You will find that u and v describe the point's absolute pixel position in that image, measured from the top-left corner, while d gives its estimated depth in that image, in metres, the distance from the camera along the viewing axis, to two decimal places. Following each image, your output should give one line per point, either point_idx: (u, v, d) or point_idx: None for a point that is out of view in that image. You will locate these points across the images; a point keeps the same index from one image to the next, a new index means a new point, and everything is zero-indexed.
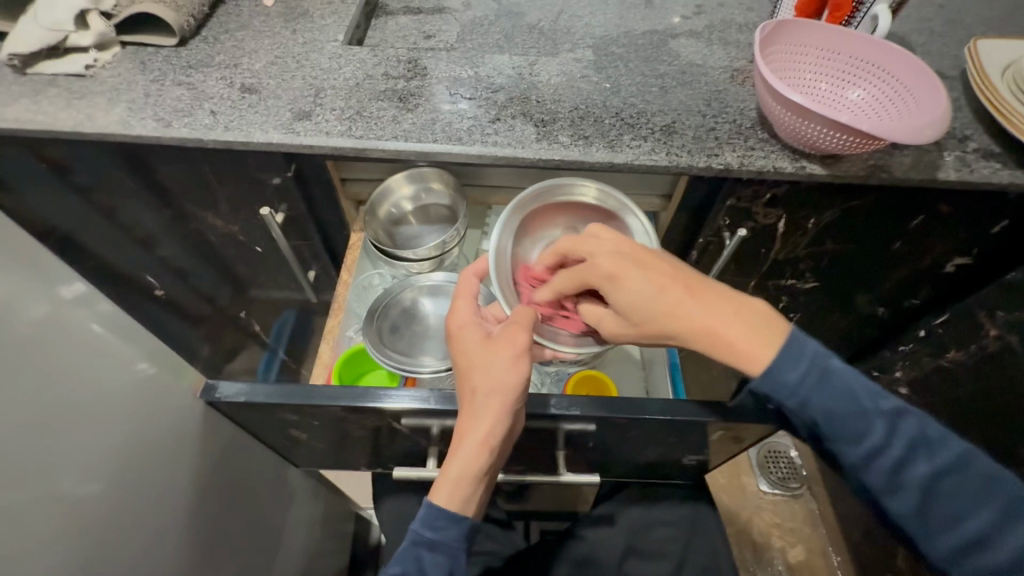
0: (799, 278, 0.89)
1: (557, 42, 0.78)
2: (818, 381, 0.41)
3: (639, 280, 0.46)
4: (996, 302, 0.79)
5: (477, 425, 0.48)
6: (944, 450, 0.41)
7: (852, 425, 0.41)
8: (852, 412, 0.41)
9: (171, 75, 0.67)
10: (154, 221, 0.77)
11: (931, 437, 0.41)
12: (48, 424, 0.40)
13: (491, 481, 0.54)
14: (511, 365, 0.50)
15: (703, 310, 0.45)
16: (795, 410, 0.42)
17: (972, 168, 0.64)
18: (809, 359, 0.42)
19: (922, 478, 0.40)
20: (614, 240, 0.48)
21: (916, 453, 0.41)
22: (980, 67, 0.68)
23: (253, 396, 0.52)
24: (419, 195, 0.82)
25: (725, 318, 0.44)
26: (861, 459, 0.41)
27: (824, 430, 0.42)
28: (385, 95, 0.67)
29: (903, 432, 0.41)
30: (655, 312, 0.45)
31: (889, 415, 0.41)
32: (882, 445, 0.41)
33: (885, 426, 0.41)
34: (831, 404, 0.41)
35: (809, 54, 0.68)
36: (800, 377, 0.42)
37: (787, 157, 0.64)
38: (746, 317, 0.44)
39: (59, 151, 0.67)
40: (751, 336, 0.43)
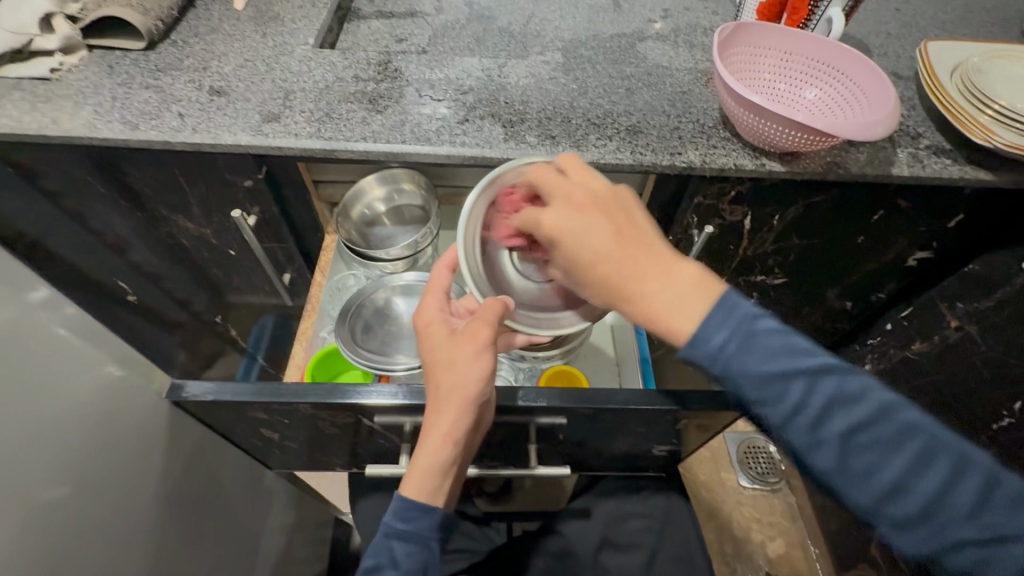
0: (769, 274, 0.91)
1: (527, 45, 0.80)
2: (739, 343, 0.42)
3: (577, 240, 0.46)
4: (955, 294, 0.83)
5: (441, 420, 0.49)
6: (864, 404, 0.40)
7: (770, 387, 0.41)
8: (769, 374, 0.41)
9: (138, 79, 0.67)
10: (124, 224, 0.76)
11: (849, 393, 0.40)
12: (8, 429, 0.39)
13: (461, 472, 0.54)
14: (473, 359, 0.50)
15: (641, 272, 0.45)
16: (719, 377, 0.42)
17: (924, 164, 0.66)
18: (733, 322, 0.42)
19: (839, 434, 0.39)
20: (565, 198, 0.48)
21: (834, 409, 0.40)
22: (929, 67, 0.70)
23: (220, 395, 0.52)
24: (392, 196, 0.82)
25: (652, 285, 0.44)
26: (784, 419, 0.41)
27: (747, 394, 0.42)
28: (354, 97, 0.68)
29: (823, 388, 0.40)
30: (593, 273, 0.46)
31: (809, 374, 0.40)
32: (802, 404, 0.40)
33: (804, 385, 0.40)
34: (752, 366, 0.41)
35: (767, 56, 0.70)
36: (727, 340, 0.42)
37: (748, 155, 0.65)
38: (679, 287, 0.44)
39: (24, 155, 0.67)
40: (683, 297, 0.44)
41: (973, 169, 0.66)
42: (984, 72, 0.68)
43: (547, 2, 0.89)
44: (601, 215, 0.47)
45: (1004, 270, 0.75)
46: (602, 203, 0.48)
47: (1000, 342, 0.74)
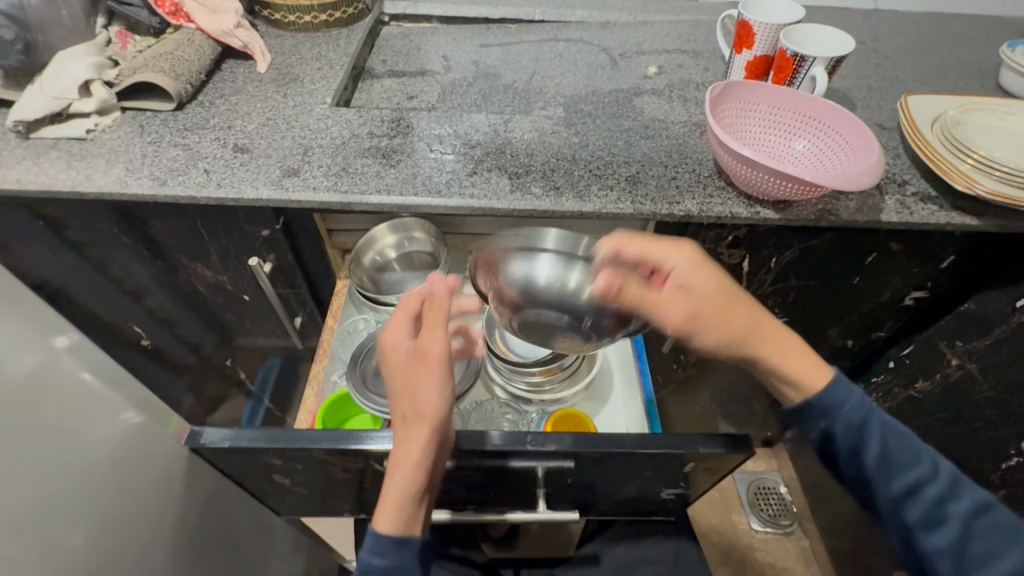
0: (769, 314, 0.92)
1: (531, 101, 0.85)
2: (873, 419, 0.52)
3: (752, 304, 0.54)
4: (954, 332, 0.84)
5: (405, 451, 0.50)
6: (978, 496, 0.50)
7: (899, 460, 0.51)
8: (906, 451, 0.51)
9: (168, 137, 0.71)
10: (144, 273, 0.79)
11: (965, 485, 0.50)
12: (36, 478, 0.41)
13: (433, 497, 0.55)
14: (438, 384, 0.52)
15: (774, 338, 0.54)
16: (846, 441, 0.52)
17: (912, 211, 0.69)
18: (861, 399, 0.52)
19: (956, 514, 0.49)
20: (686, 255, 0.52)
21: (952, 496, 0.49)
22: (910, 118, 0.75)
23: (238, 441, 0.53)
24: (402, 243, 0.86)
25: (788, 346, 0.54)
26: (903, 491, 0.50)
27: (874, 464, 0.52)
28: (369, 152, 0.72)
29: (942, 473, 0.50)
30: (749, 325, 0.53)
31: (929, 460, 0.51)
32: (923, 481, 0.50)
33: (928, 468, 0.50)
34: (884, 442, 0.51)
35: (756, 110, 0.74)
36: (856, 403, 0.52)
37: (742, 203, 0.69)
38: (795, 347, 0.54)
39: (55, 209, 0.71)
40: (810, 365, 0.54)
41: (959, 215, 0.69)
42: (962, 123, 0.73)
43: (548, 60, 0.96)
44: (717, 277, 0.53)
45: (999, 309, 0.77)
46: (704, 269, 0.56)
47: (1003, 381, 0.76)
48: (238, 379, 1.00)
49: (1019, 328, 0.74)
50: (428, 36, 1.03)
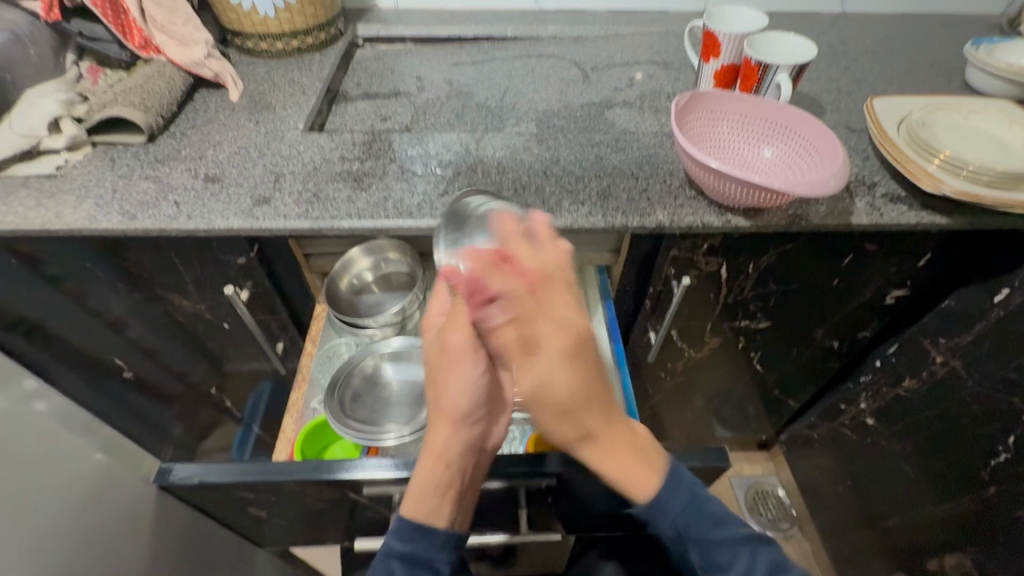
0: (752, 319, 0.91)
1: (504, 118, 0.86)
2: (619, 443, 0.48)
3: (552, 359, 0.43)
4: (936, 329, 0.85)
5: (432, 437, 0.53)
6: (717, 503, 0.50)
7: (653, 483, 0.48)
8: (659, 470, 0.49)
9: (138, 170, 0.71)
10: (121, 305, 0.79)
11: (695, 487, 0.50)
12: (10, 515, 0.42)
13: (469, 498, 0.54)
14: (463, 377, 0.52)
15: (610, 454, 0.47)
16: (607, 474, 0.48)
17: (882, 212, 0.70)
18: (621, 425, 0.49)
19: (700, 525, 0.48)
20: (559, 329, 0.43)
21: (690, 504, 0.49)
22: (877, 121, 0.76)
23: (208, 476, 0.53)
24: (378, 265, 0.86)
25: (615, 461, 0.47)
26: (658, 513, 0.48)
27: (638, 490, 0.48)
28: (341, 176, 0.72)
29: (760, 556, 0.49)
30: (568, 393, 0.44)
31: (673, 472, 0.50)
32: (674, 501, 0.48)
33: (671, 483, 0.49)
34: (642, 465, 0.48)
35: (724, 118, 0.75)
36: (681, 506, 0.48)
37: (713, 212, 0.69)
38: (636, 458, 0.48)
39: (31, 245, 0.69)
40: (645, 470, 0.48)
41: (929, 214, 0.69)
42: (927, 124, 0.74)
43: (521, 77, 0.96)
44: (591, 352, 0.45)
45: (979, 305, 0.77)
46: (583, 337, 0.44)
47: (986, 377, 0.76)
48: (224, 407, 0.99)
49: (1001, 323, 0.74)
50: (402, 57, 1.03)
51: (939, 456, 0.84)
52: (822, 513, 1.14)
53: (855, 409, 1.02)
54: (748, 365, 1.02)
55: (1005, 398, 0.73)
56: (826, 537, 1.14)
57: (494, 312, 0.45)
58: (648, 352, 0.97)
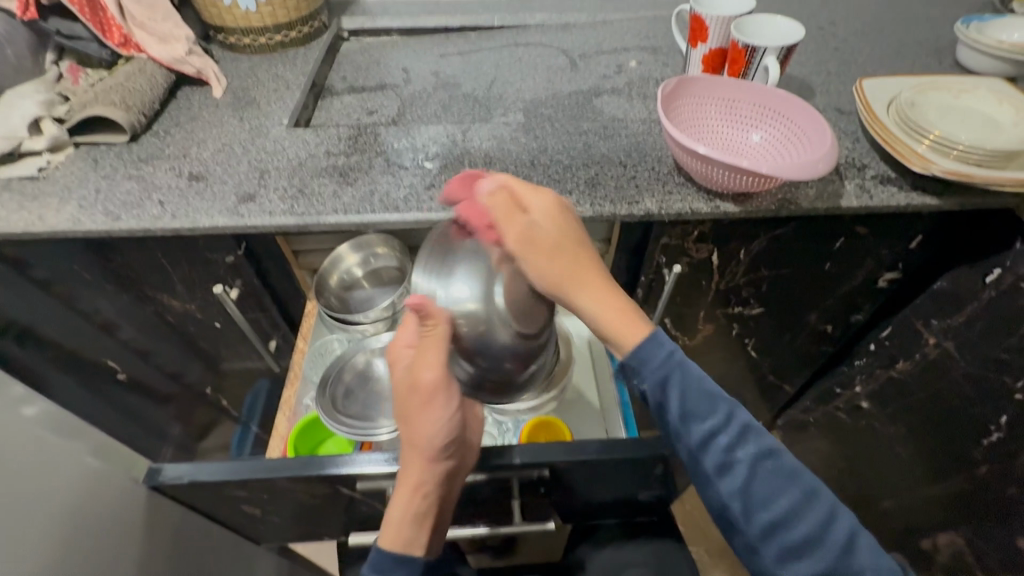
0: (745, 305, 0.91)
1: (491, 108, 0.85)
2: (670, 364, 0.48)
3: (537, 202, 0.52)
4: (928, 310, 0.84)
5: (408, 472, 0.53)
6: (768, 439, 0.47)
7: (696, 407, 0.47)
8: (703, 395, 0.48)
9: (122, 170, 0.71)
10: (111, 307, 0.78)
11: (756, 427, 0.47)
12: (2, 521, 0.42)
13: (441, 524, 0.56)
14: (438, 414, 0.52)
15: (596, 294, 0.51)
16: (653, 386, 0.48)
17: (871, 194, 0.69)
18: (665, 346, 0.49)
19: (747, 457, 0.46)
20: (548, 201, 0.52)
21: (744, 439, 0.47)
22: (866, 103, 0.76)
23: (198, 476, 0.53)
24: (368, 260, 0.86)
25: (603, 298, 0.51)
26: (700, 438, 0.47)
27: (680, 408, 0.48)
28: (326, 171, 0.72)
29: (736, 421, 0.47)
30: (550, 231, 0.51)
31: (726, 409, 0.48)
32: (718, 427, 0.47)
33: (721, 413, 0.47)
34: (690, 382, 0.48)
35: (712, 103, 0.74)
36: (663, 358, 0.49)
37: (702, 199, 0.69)
38: (617, 303, 0.51)
39: (18, 249, 0.69)
40: (619, 315, 0.50)
41: (918, 195, 0.69)
42: (916, 104, 0.73)
43: (508, 67, 0.95)
44: (574, 217, 0.54)
45: (969, 285, 0.77)
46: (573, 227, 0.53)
47: (978, 357, 0.76)
48: (221, 406, 0.99)
49: (991, 304, 0.74)
50: (388, 49, 1.02)
51: (933, 437, 0.84)
52: None
53: (850, 392, 1.02)
54: (743, 352, 1.02)
55: (997, 378, 0.73)
56: None
57: (487, 182, 0.53)
58: None
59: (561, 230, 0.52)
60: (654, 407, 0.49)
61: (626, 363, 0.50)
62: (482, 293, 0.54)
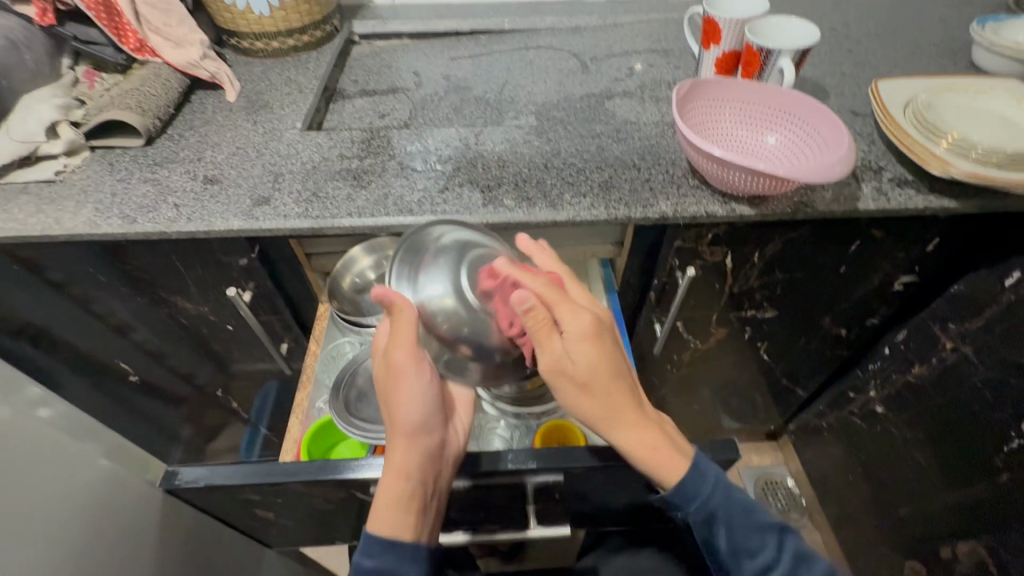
0: (758, 309, 0.91)
1: (503, 111, 0.85)
2: (721, 489, 0.50)
3: (584, 351, 0.48)
4: (945, 314, 0.83)
5: (391, 454, 0.52)
6: (819, 569, 0.51)
7: (747, 543, 0.51)
8: (752, 525, 0.51)
9: (137, 173, 0.71)
10: (126, 309, 0.79)
11: (807, 553, 0.52)
12: (15, 527, 0.41)
13: (434, 505, 0.54)
14: (412, 390, 0.52)
15: (631, 437, 0.50)
16: (698, 513, 0.50)
17: (889, 197, 0.68)
18: (712, 481, 0.50)
19: None
20: (585, 323, 0.48)
21: (798, 571, 0.51)
22: (882, 105, 0.75)
23: (214, 479, 0.53)
24: (380, 263, 0.85)
25: (640, 448, 0.50)
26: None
27: (730, 567, 0.51)
28: (340, 175, 0.72)
29: (786, 551, 0.51)
30: (597, 380, 0.49)
31: (776, 533, 0.52)
32: (770, 564, 0.50)
33: (774, 545, 0.51)
34: (738, 547, 0.51)
35: (727, 106, 0.74)
36: (709, 492, 0.50)
37: (717, 201, 0.68)
38: (657, 450, 0.50)
39: (33, 252, 0.69)
40: (659, 457, 0.50)
41: (936, 198, 0.68)
42: (934, 106, 0.73)
43: (519, 69, 0.95)
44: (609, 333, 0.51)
45: (988, 289, 0.76)
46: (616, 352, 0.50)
47: (997, 362, 0.75)
48: (232, 408, 1.00)
49: (1010, 307, 0.73)
50: (399, 53, 1.02)
51: (951, 443, 0.83)
52: (833, 501, 1.14)
53: (864, 396, 1.01)
54: (755, 356, 1.01)
55: (1017, 383, 0.71)
56: (837, 525, 1.14)
57: (524, 295, 0.48)
58: (654, 344, 0.96)
59: (593, 366, 0.48)
60: (704, 541, 0.52)
61: (667, 496, 0.51)
62: (453, 287, 0.53)
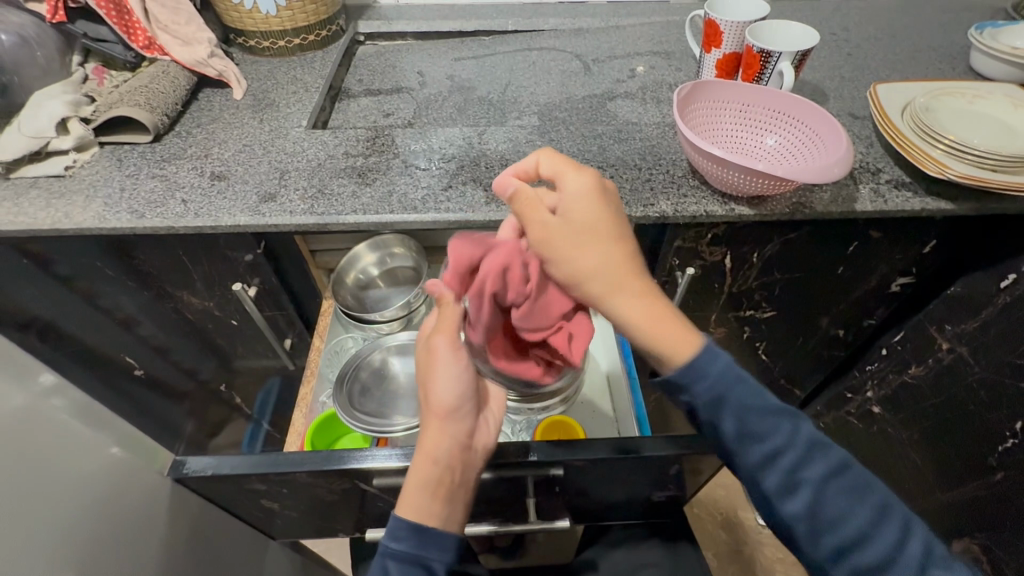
0: (757, 308, 0.91)
1: (506, 111, 0.86)
2: (728, 381, 0.46)
3: (573, 192, 0.51)
4: (942, 316, 0.84)
5: (423, 437, 0.53)
6: (835, 457, 0.47)
7: (758, 425, 0.46)
8: (765, 409, 0.46)
9: (145, 169, 0.72)
10: (132, 303, 0.80)
11: (822, 441, 0.47)
12: (29, 511, 0.42)
13: (461, 499, 0.52)
14: (449, 371, 0.54)
15: (630, 303, 0.49)
16: (706, 401, 0.47)
17: (886, 198, 0.69)
18: (720, 364, 0.47)
19: (812, 479, 0.45)
20: (582, 180, 0.51)
21: (815, 455, 0.46)
22: (881, 107, 0.76)
23: (221, 469, 0.54)
24: (384, 260, 0.88)
25: (642, 314, 0.49)
26: (762, 461, 0.46)
27: (737, 441, 0.47)
28: (345, 172, 0.73)
29: (803, 435, 0.46)
30: (584, 232, 0.50)
31: (793, 422, 0.47)
32: (781, 447, 0.46)
33: (788, 429, 0.46)
34: (751, 406, 0.46)
35: (727, 108, 0.75)
36: (714, 368, 0.47)
37: (717, 202, 0.69)
38: (658, 318, 0.49)
39: (42, 245, 0.70)
40: (665, 331, 0.48)
41: (933, 200, 0.69)
42: (931, 109, 0.74)
43: (522, 70, 0.96)
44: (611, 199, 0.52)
45: (984, 291, 0.77)
46: (611, 218, 0.51)
47: (992, 362, 0.76)
48: (234, 403, 1.01)
49: (1005, 309, 0.74)
50: (404, 53, 1.04)
51: (946, 443, 0.84)
52: None
53: (861, 397, 1.02)
54: (754, 355, 1.02)
55: (1011, 383, 0.72)
56: None
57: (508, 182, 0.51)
58: None
59: (584, 220, 0.50)
60: (706, 426, 0.48)
61: (674, 375, 0.47)
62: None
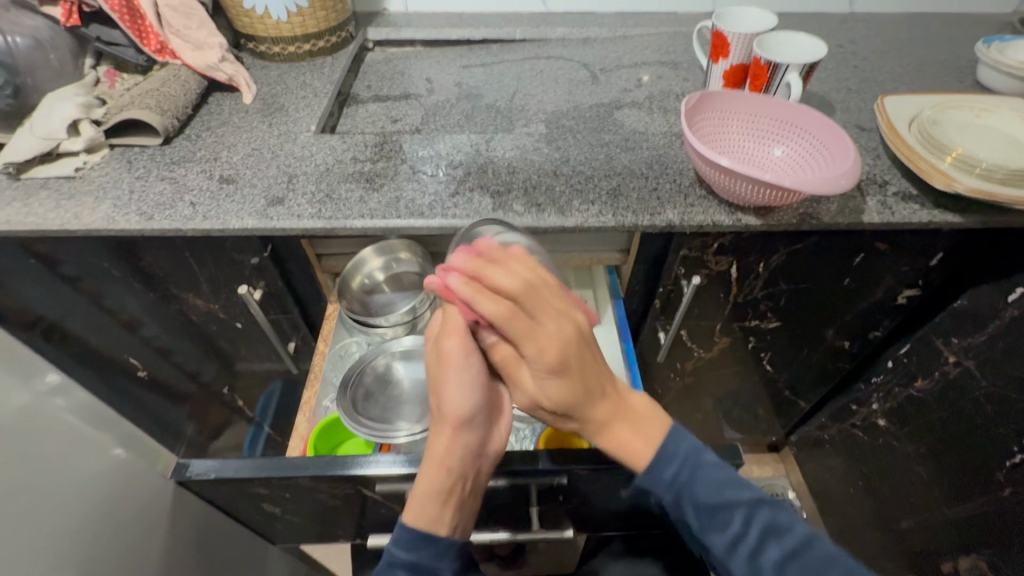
0: (762, 319, 0.91)
1: (513, 119, 0.87)
2: (688, 475, 0.51)
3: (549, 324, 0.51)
4: (949, 329, 0.84)
5: (434, 444, 0.53)
6: (792, 534, 0.49)
7: (715, 516, 0.50)
8: (718, 502, 0.50)
9: (155, 171, 0.73)
10: (137, 305, 0.80)
11: (779, 523, 0.49)
12: (32, 511, 0.42)
13: (467, 506, 0.54)
14: (460, 380, 0.53)
15: (607, 420, 0.53)
16: (672, 502, 0.52)
17: (893, 210, 0.69)
18: (681, 457, 0.52)
19: (772, 562, 0.48)
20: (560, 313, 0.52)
21: (767, 539, 0.49)
22: (888, 119, 0.76)
23: (224, 472, 0.54)
24: (390, 264, 0.87)
25: (621, 431, 0.53)
26: (724, 547, 0.49)
27: (696, 526, 0.51)
28: (353, 177, 0.73)
29: (756, 521, 0.49)
30: (567, 369, 0.51)
31: (746, 506, 0.50)
32: (738, 534, 0.49)
33: (741, 516, 0.50)
34: (700, 497, 0.50)
35: (735, 118, 0.75)
36: (675, 470, 0.51)
37: (724, 211, 0.69)
38: (637, 426, 0.54)
39: (49, 245, 0.70)
40: (639, 437, 0.53)
41: (940, 213, 0.69)
42: (939, 122, 0.74)
43: (530, 78, 0.97)
44: (582, 335, 0.53)
45: (991, 305, 0.77)
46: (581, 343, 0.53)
47: (1000, 376, 0.75)
48: (236, 406, 1.01)
49: (1013, 323, 0.73)
50: (412, 60, 1.04)
51: (953, 458, 0.83)
52: (834, 515, 1.13)
53: (866, 410, 1.01)
54: (758, 366, 1.02)
55: (1019, 399, 0.72)
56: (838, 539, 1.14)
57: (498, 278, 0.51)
58: (657, 352, 0.97)
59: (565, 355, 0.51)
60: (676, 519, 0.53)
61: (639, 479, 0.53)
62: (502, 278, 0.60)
